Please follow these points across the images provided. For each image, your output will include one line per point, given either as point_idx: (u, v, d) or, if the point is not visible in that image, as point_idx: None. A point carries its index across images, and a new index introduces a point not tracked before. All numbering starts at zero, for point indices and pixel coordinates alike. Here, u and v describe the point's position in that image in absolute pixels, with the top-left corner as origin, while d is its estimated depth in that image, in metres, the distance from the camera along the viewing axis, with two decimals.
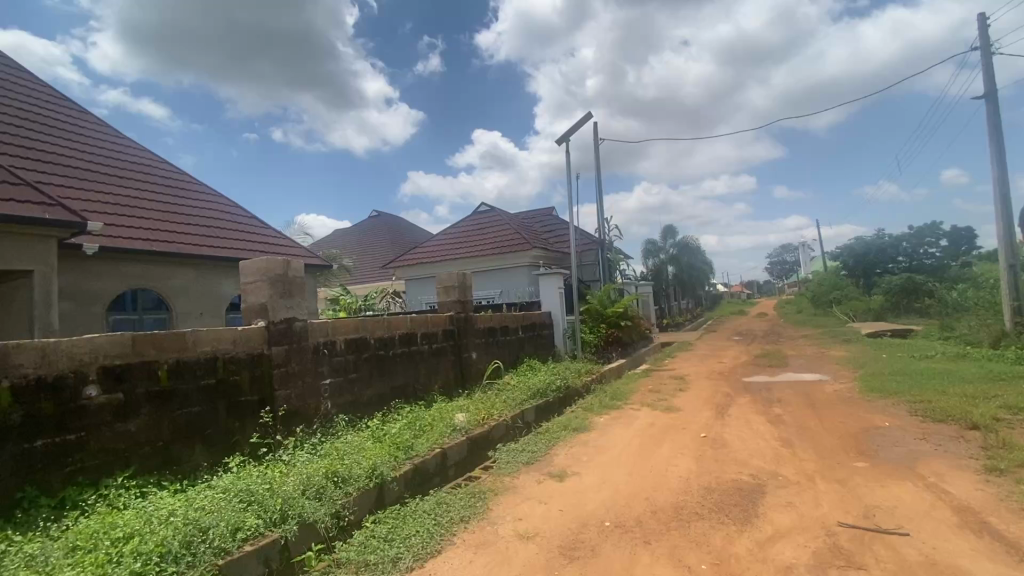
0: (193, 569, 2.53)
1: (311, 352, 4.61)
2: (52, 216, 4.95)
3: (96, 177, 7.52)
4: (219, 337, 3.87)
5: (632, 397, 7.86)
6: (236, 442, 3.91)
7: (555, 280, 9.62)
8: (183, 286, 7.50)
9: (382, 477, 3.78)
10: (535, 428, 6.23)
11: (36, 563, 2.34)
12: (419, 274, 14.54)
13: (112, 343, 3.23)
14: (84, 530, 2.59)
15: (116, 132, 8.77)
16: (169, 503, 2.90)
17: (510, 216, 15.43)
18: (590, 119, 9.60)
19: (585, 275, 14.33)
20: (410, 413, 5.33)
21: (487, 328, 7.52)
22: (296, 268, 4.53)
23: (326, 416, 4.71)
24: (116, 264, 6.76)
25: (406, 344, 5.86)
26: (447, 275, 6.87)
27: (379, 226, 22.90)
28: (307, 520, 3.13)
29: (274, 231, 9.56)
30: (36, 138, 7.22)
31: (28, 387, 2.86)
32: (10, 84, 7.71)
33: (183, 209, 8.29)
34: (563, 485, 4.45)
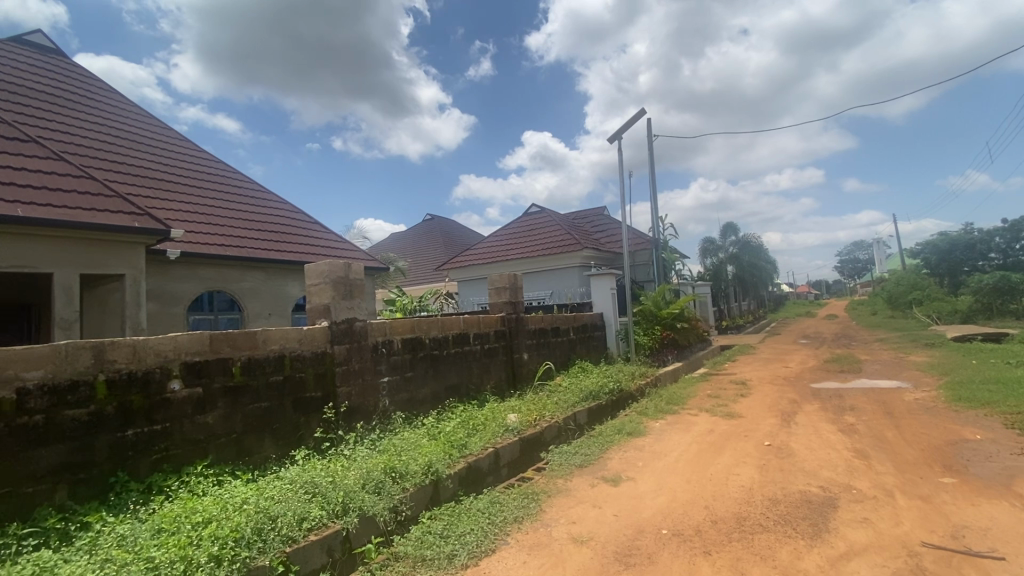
0: (263, 554, 2.69)
1: (370, 351, 4.78)
2: (141, 224, 5.41)
3: (177, 188, 8.16)
4: (286, 336, 4.09)
5: (690, 401, 7.60)
6: (302, 436, 4.12)
7: (607, 281, 9.47)
8: (254, 287, 8.00)
9: (438, 474, 3.85)
10: (588, 430, 6.15)
11: (127, 544, 2.57)
12: (471, 274, 14.77)
13: (192, 341, 3.48)
14: (168, 514, 2.80)
15: (193, 146, 9.48)
16: (242, 492, 3.10)
17: (561, 216, 15.36)
18: (643, 115, 9.35)
19: (638, 275, 14.02)
20: (463, 412, 5.41)
21: (538, 329, 7.51)
22: (356, 271, 4.71)
23: (385, 413, 4.87)
24: (195, 268, 7.31)
25: (459, 344, 5.96)
26: (498, 276, 6.92)
27: (433, 229, 23.43)
28: (366, 513, 3.24)
29: (335, 236, 9.99)
30: (126, 154, 7.94)
31: (120, 380, 3.13)
32: (103, 106, 8.54)
33: (253, 215, 8.83)
34: (617, 490, 4.35)
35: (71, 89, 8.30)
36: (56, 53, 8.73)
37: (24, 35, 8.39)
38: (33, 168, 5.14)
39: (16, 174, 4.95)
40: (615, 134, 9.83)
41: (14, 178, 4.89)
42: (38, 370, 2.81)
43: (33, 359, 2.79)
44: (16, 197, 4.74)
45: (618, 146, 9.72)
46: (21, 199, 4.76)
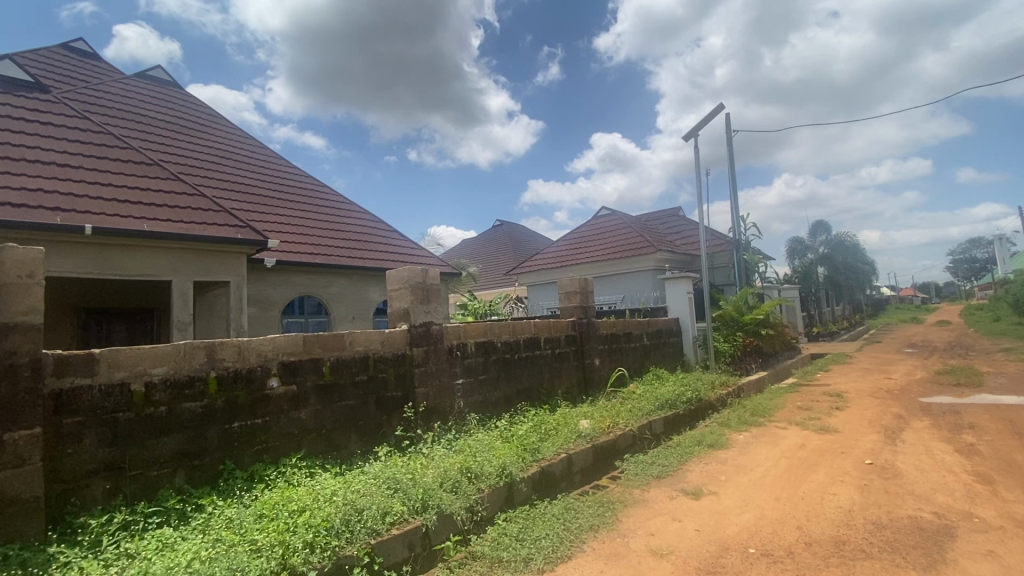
0: (351, 544, 2.85)
1: (446, 354, 4.93)
2: (243, 236, 5.96)
3: (271, 201, 8.90)
4: (370, 338, 4.33)
5: (777, 413, 7.11)
6: (384, 434, 4.33)
7: (683, 285, 9.10)
8: (340, 292, 8.53)
9: (512, 476, 3.89)
10: (665, 440, 5.94)
11: (234, 526, 2.82)
12: (541, 278, 14.80)
13: (288, 342, 3.78)
14: (268, 501, 3.05)
15: (286, 162, 10.32)
16: (332, 485, 3.31)
17: (632, 218, 15.00)
18: (721, 109, 8.91)
19: (717, 278, 13.36)
20: (536, 416, 5.43)
21: (610, 334, 7.36)
22: (433, 276, 4.88)
23: (460, 414, 4.99)
24: (289, 275, 7.92)
25: (530, 348, 5.98)
26: (569, 280, 6.88)
27: (502, 235, 23.77)
28: (444, 511, 3.34)
29: (411, 243, 10.42)
30: (229, 172, 8.79)
31: (229, 377, 3.46)
32: (211, 131, 9.53)
33: (338, 225, 9.43)
34: (698, 504, 4.15)
35: (184, 116, 9.36)
36: (174, 85, 9.92)
37: (148, 71, 9.62)
38: (156, 189, 5.83)
39: (142, 194, 5.64)
40: (690, 131, 9.44)
41: (141, 199, 5.58)
42: (162, 366, 3.17)
43: (158, 357, 3.15)
44: (141, 215, 5.40)
45: (694, 144, 9.34)
46: (146, 216, 5.42)
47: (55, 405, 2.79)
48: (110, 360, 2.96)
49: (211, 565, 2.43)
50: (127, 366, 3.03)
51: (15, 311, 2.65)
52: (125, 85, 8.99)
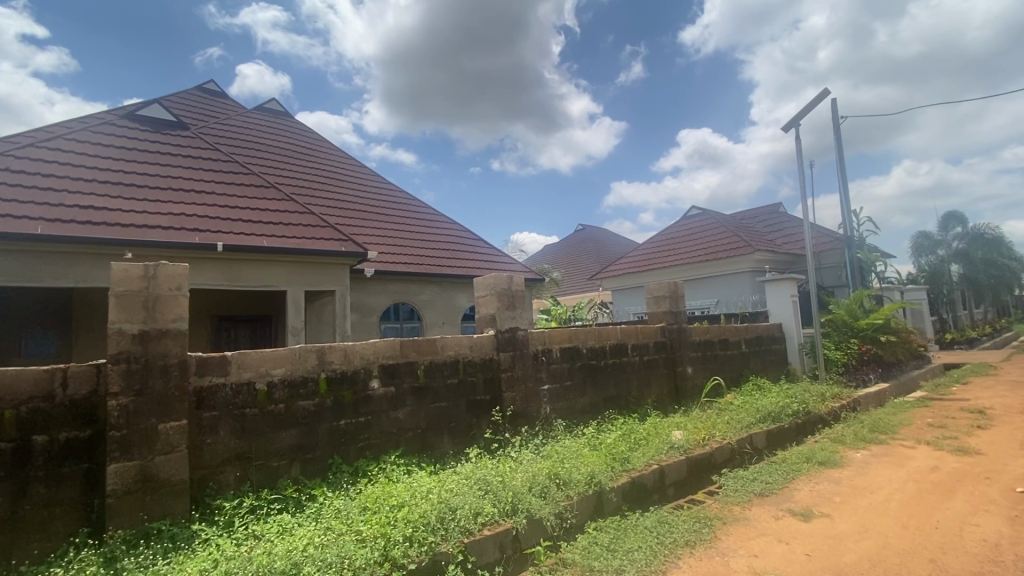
0: (446, 541, 2.97)
1: (532, 359, 4.97)
2: (345, 248, 6.47)
3: (367, 215, 9.58)
4: (460, 343, 4.49)
5: (902, 430, 6.33)
6: (474, 436, 4.48)
7: (786, 287, 8.42)
8: (431, 299, 8.95)
9: (601, 485, 3.83)
10: (767, 456, 5.51)
11: (342, 516, 3.06)
12: (627, 283, 14.40)
13: (387, 346, 4.04)
14: (371, 495, 3.27)
15: (380, 178, 11.05)
16: (427, 483, 3.47)
17: (725, 217, 14.17)
18: (827, 94, 8.16)
19: (826, 279, 12.19)
20: (624, 424, 5.30)
21: (704, 341, 6.99)
22: (518, 283, 4.95)
23: (547, 420, 5.01)
24: (385, 284, 8.46)
25: (617, 355, 5.86)
26: (657, 285, 6.64)
27: (585, 240, 23.54)
28: (534, 515, 3.36)
29: (496, 250, 10.67)
30: (331, 191, 9.60)
31: (337, 378, 3.77)
32: (316, 153, 10.47)
33: (427, 236, 9.91)
34: (808, 526, 3.80)
35: (294, 142, 10.39)
36: (286, 114, 11.04)
37: (265, 104, 10.81)
38: (272, 208, 6.52)
39: (261, 214, 6.33)
40: (791, 120, 8.74)
41: (260, 218, 6.27)
42: (280, 367, 3.53)
43: (278, 359, 3.52)
44: (261, 232, 6.06)
45: (794, 133, 8.63)
46: (265, 234, 6.08)
47: (197, 400, 3.20)
48: (239, 362, 3.35)
49: (323, 551, 2.65)
50: (253, 367, 3.41)
51: (167, 319, 3.08)
52: (247, 119, 10.17)
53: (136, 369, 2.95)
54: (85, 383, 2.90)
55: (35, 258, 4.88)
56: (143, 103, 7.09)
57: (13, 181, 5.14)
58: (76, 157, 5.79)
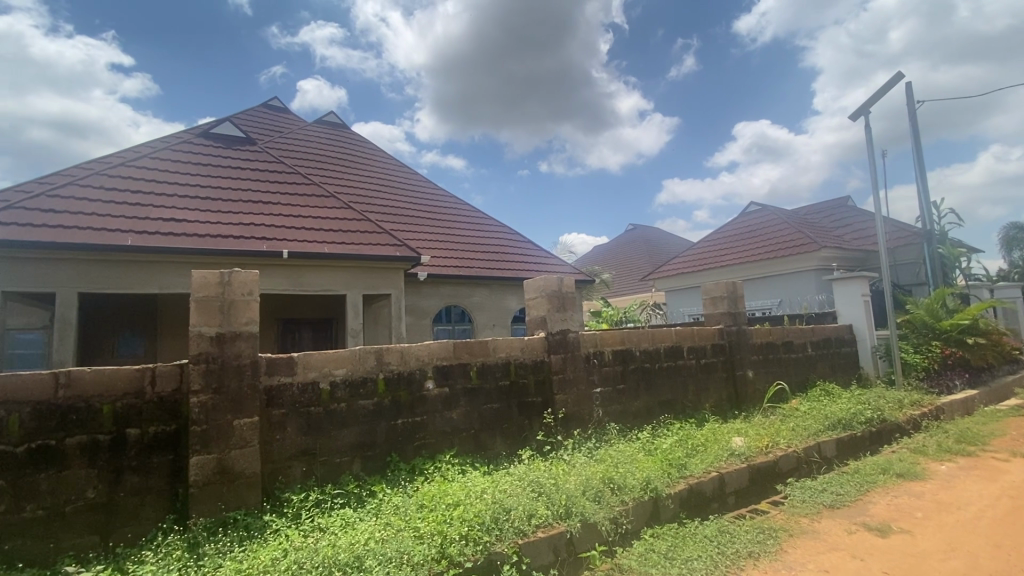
0: (501, 541, 2.99)
1: (584, 361, 4.92)
2: (399, 253, 6.68)
3: (420, 220, 9.83)
4: (511, 344, 4.52)
5: (994, 442, 5.77)
6: (526, 437, 4.50)
7: (856, 286, 7.90)
8: (482, 302, 9.06)
9: (657, 491, 3.74)
10: (838, 466, 5.18)
11: (400, 512, 3.16)
12: (681, 283, 13.99)
13: (440, 348, 4.14)
14: (427, 493, 3.35)
15: (432, 184, 11.33)
16: (482, 483, 3.52)
17: (787, 213, 13.47)
18: (901, 77, 7.59)
19: (902, 277, 11.32)
20: (680, 429, 5.15)
21: (765, 344, 6.67)
22: (569, 284, 4.92)
23: (599, 423, 4.95)
24: (438, 287, 8.66)
25: (672, 358, 5.70)
26: (714, 285, 6.41)
27: (637, 240, 23.09)
28: (588, 520, 3.32)
29: (546, 253, 10.67)
30: (385, 197, 9.94)
31: (394, 378, 3.90)
32: (370, 162, 10.87)
33: (477, 240, 10.06)
34: (886, 542, 3.54)
35: (351, 152, 10.84)
36: (343, 126, 11.55)
37: (324, 117, 11.35)
38: (332, 216, 6.84)
39: (321, 222, 6.65)
40: (860, 108, 8.19)
41: (321, 226, 6.59)
42: (342, 367, 3.70)
43: (340, 359, 3.69)
44: (322, 240, 6.37)
45: (864, 122, 8.08)
46: (325, 241, 6.39)
47: (267, 398, 3.41)
48: (305, 362, 3.54)
49: (383, 545, 2.75)
50: (317, 367, 3.59)
51: (240, 321, 3.30)
52: (307, 132, 10.72)
53: (213, 369, 3.18)
54: (170, 381, 3.16)
55: (126, 267, 5.35)
56: (216, 122, 7.65)
57: (107, 198, 5.68)
58: (160, 174, 6.32)
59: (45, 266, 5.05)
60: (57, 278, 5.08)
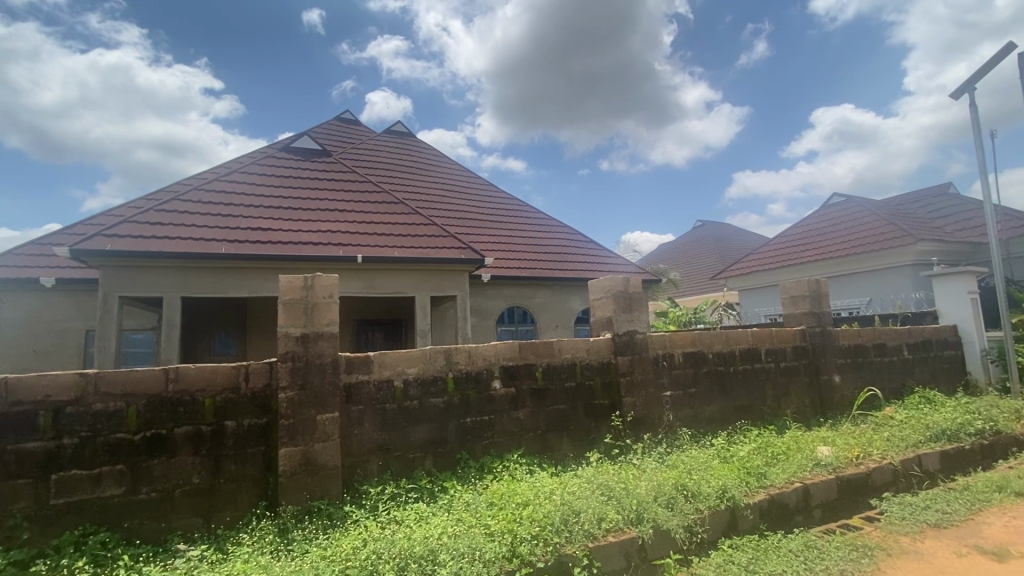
0: (571, 543, 2.97)
1: (652, 364, 4.78)
2: (464, 256, 6.83)
3: (483, 223, 10.00)
4: (577, 346, 4.48)
5: None
6: (594, 440, 4.45)
7: (961, 283, 7.09)
8: (546, 303, 9.07)
9: (734, 501, 3.56)
10: (942, 482, 4.69)
11: (471, 509, 3.22)
12: (756, 283, 13.24)
13: (506, 348, 4.18)
14: (497, 492, 3.39)
15: (495, 187, 11.50)
16: (550, 484, 3.51)
17: (877, 204, 12.38)
18: (1013, 47, 6.75)
19: (1018, 272, 10.06)
20: (758, 437, 4.87)
21: (854, 346, 6.16)
22: (635, 284, 4.80)
23: (670, 428, 4.79)
24: (502, 288, 8.76)
25: (749, 361, 5.40)
26: (795, 284, 6.02)
27: (706, 237, 22.11)
28: (661, 527, 3.22)
29: (610, 253, 10.49)
30: (449, 202, 10.20)
31: (462, 378, 3.99)
32: (435, 168, 11.20)
33: (540, 241, 10.07)
34: (1005, 569, 3.17)
35: (416, 159, 11.22)
36: (409, 135, 11.99)
37: (392, 127, 11.84)
38: (400, 222, 7.11)
39: (390, 228, 6.94)
40: (963, 85, 7.38)
41: (390, 231, 6.88)
42: (414, 367, 3.83)
43: (411, 359, 3.82)
44: (392, 244, 6.65)
45: (968, 100, 7.26)
46: (395, 245, 6.66)
47: (347, 395, 3.60)
48: (380, 361, 3.71)
49: (456, 541, 2.81)
50: (391, 366, 3.75)
51: (322, 322, 3.51)
52: (376, 142, 11.23)
53: (299, 366, 3.41)
54: (262, 377, 3.42)
55: (220, 273, 5.86)
56: (296, 137, 8.20)
57: (204, 211, 6.24)
58: (247, 187, 6.86)
59: (153, 273, 5.62)
60: (163, 284, 5.64)
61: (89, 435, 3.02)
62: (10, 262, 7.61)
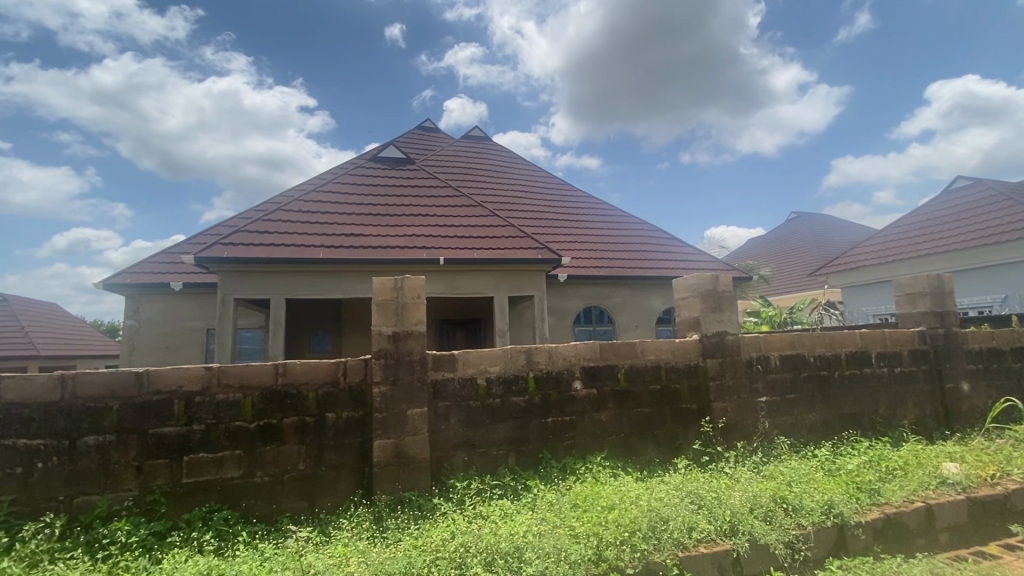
0: (659, 551, 2.87)
1: (745, 368, 4.50)
2: (542, 256, 6.85)
3: (559, 223, 9.98)
4: (661, 347, 4.33)
5: None
6: (681, 446, 4.28)
7: None
8: (625, 303, 8.86)
9: (842, 518, 3.26)
10: None
11: (555, 509, 3.21)
12: (860, 279, 12.06)
13: (587, 348, 4.13)
14: (580, 494, 3.37)
15: (572, 186, 11.43)
16: (636, 489, 3.42)
17: (1013, 187, 10.78)
18: None
19: None
20: (869, 449, 4.42)
21: (987, 350, 5.41)
22: (725, 283, 4.54)
23: (766, 436, 4.48)
24: (580, 287, 8.68)
25: (857, 365, 4.92)
26: (911, 280, 5.40)
27: (802, 230, 20.47)
28: (758, 540, 3.02)
29: (693, 250, 10.04)
30: (526, 203, 10.29)
31: (544, 378, 4.00)
32: (511, 170, 11.35)
33: (618, 239, 9.86)
34: None
35: (494, 162, 11.43)
36: (486, 139, 12.26)
37: (470, 132, 12.17)
38: (480, 224, 7.27)
39: (470, 230, 7.13)
40: None
41: (470, 234, 7.06)
42: (496, 365, 3.90)
43: (494, 358, 3.90)
44: (471, 246, 6.83)
45: None
46: (475, 248, 6.83)
47: (434, 391, 3.74)
48: (464, 360, 3.82)
49: (541, 540, 2.82)
50: (475, 364, 3.85)
51: (411, 322, 3.68)
52: (455, 148, 11.60)
53: (391, 363, 3.60)
54: (358, 373, 3.65)
55: (317, 276, 6.33)
56: (382, 147, 8.68)
57: (303, 220, 6.77)
58: (340, 196, 7.36)
59: (260, 277, 6.19)
60: (269, 287, 6.20)
61: (213, 422, 3.39)
62: (146, 268, 8.74)
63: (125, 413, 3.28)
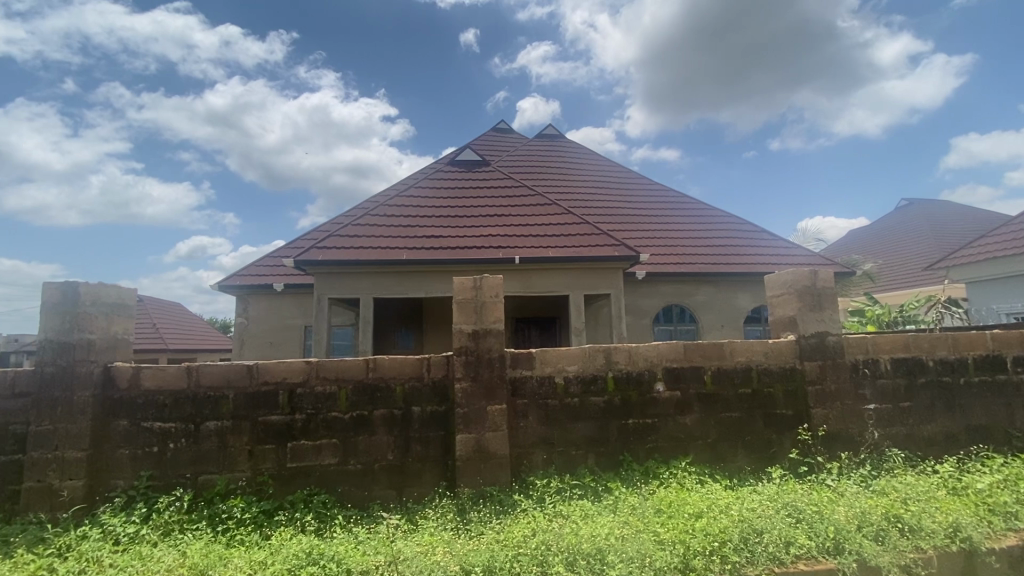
0: (753, 564, 2.70)
1: (850, 371, 4.11)
2: (619, 253, 6.70)
3: (638, 219, 9.70)
4: (752, 348, 4.08)
5: None
6: (775, 454, 4.01)
7: None
8: (709, 301, 8.44)
9: (971, 543, 2.88)
10: None
11: (637, 513, 3.13)
12: (987, 272, 10.59)
13: (669, 348, 3.99)
14: (664, 500, 3.26)
15: (650, 180, 11.08)
16: (724, 497, 3.25)
17: None
18: None
19: None
20: (1005, 467, 3.86)
21: None
22: (826, 278, 4.16)
23: (875, 447, 4.08)
24: (659, 285, 8.39)
25: (988, 371, 4.32)
26: None
27: (916, 218, 18.35)
28: (867, 561, 2.74)
29: (785, 244, 9.34)
30: (602, 199, 10.11)
31: (623, 378, 3.92)
32: (587, 167, 11.20)
33: (701, 234, 9.40)
34: None
35: (568, 160, 11.35)
36: (561, 137, 12.21)
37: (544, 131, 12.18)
38: (556, 223, 7.26)
39: (545, 228, 7.14)
40: None
41: (545, 232, 7.07)
42: (574, 364, 3.87)
43: (572, 356, 3.87)
44: (547, 245, 6.84)
45: None
46: (551, 246, 6.83)
47: (513, 388, 3.79)
48: (542, 358, 3.83)
49: (624, 543, 2.76)
50: (553, 363, 3.85)
51: (490, 320, 3.75)
52: (530, 147, 11.66)
53: (471, 360, 3.70)
54: (441, 369, 3.79)
55: (400, 277, 6.65)
56: (460, 150, 8.94)
57: (388, 223, 7.14)
58: (420, 199, 7.68)
59: (350, 278, 6.62)
60: (358, 287, 6.61)
61: (313, 412, 3.68)
62: (253, 271, 9.66)
63: (239, 401, 3.64)
